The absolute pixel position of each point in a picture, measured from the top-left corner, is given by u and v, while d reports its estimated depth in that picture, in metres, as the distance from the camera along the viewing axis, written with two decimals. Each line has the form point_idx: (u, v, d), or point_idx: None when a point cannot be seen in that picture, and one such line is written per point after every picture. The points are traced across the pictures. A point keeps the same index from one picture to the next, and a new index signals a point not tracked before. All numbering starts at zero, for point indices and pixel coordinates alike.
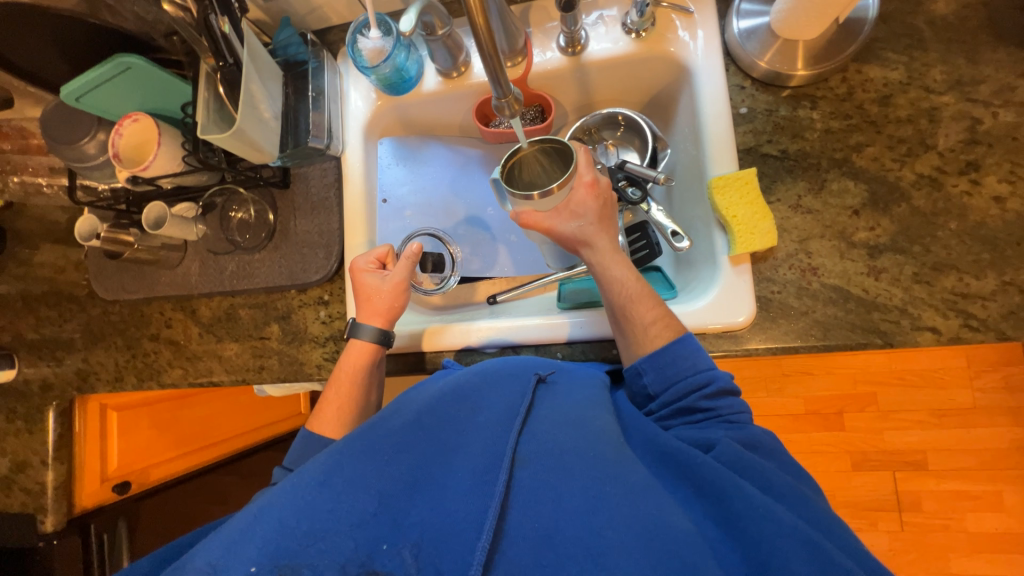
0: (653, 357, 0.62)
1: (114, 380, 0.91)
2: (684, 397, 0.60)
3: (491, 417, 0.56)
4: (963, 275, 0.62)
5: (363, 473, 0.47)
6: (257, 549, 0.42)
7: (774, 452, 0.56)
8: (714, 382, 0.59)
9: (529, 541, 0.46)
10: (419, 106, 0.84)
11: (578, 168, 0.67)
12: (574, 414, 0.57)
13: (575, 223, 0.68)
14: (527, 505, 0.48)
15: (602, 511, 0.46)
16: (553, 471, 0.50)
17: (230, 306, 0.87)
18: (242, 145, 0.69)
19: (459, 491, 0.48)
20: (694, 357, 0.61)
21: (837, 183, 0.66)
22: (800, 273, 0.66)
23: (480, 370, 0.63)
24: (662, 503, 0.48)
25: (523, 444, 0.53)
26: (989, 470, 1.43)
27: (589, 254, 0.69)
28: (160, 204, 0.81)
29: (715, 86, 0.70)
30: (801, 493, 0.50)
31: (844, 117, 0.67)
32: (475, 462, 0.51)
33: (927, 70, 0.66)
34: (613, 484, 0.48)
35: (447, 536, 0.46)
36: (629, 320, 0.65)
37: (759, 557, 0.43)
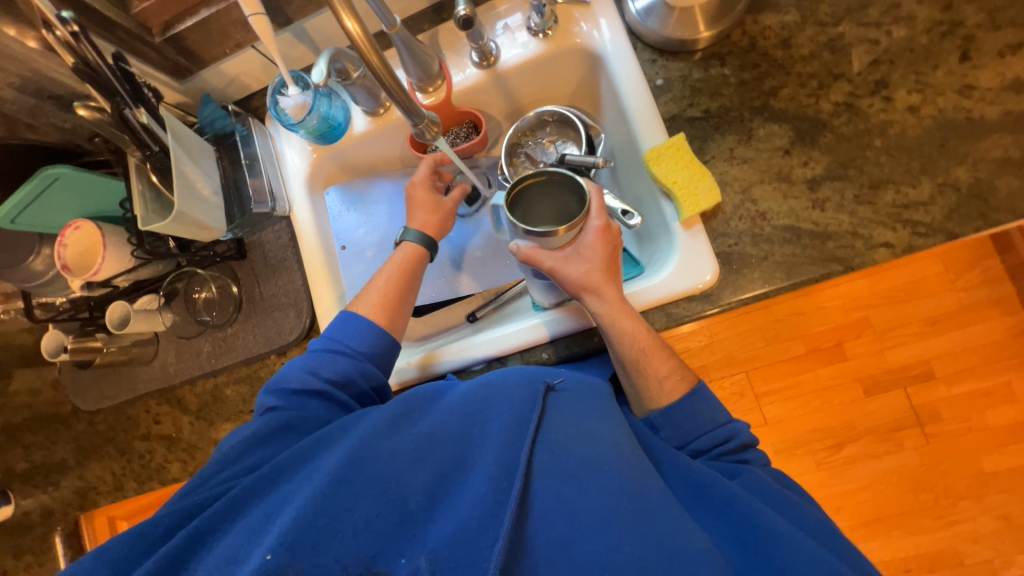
0: (670, 412, 0.63)
1: (115, 490, 0.89)
2: (702, 442, 0.62)
3: (503, 427, 0.53)
4: (900, 187, 0.64)
5: (377, 478, 0.48)
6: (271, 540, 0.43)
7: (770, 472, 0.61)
8: (734, 436, 0.62)
9: (546, 554, 0.47)
10: (355, 149, 0.86)
11: (589, 210, 0.65)
12: (589, 424, 0.56)
13: (581, 268, 0.66)
14: (545, 518, 0.49)
15: (621, 528, 0.48)
16: (568, 484, 0.50)
17: (215, 387, 0.86)
18: (187, 228, 0.69)
19: (472, 504, 0.48)
20: (713, 410, 0.63)
21: (762, 129, 0.68)
22: (751, 221, 0.68)
23: (488, 378, 0.61)
24: (684, 524, 0.51)
25: (539, 455, 0.51)
26: (992, 364, 1.47)
27: (595, 302, 0.66)
28: (122, 303, 0.80)
29: (627, 65, 0.72)
30: (807, 516, 0.56)
31: (754, 67, 0.69)
32: (487, 471, 0.50)
33: (817, 6, 0.69)
34: (632, 501, 0.50)
35: (459, 546, 0.45)
36: (642, 372, 0.65)
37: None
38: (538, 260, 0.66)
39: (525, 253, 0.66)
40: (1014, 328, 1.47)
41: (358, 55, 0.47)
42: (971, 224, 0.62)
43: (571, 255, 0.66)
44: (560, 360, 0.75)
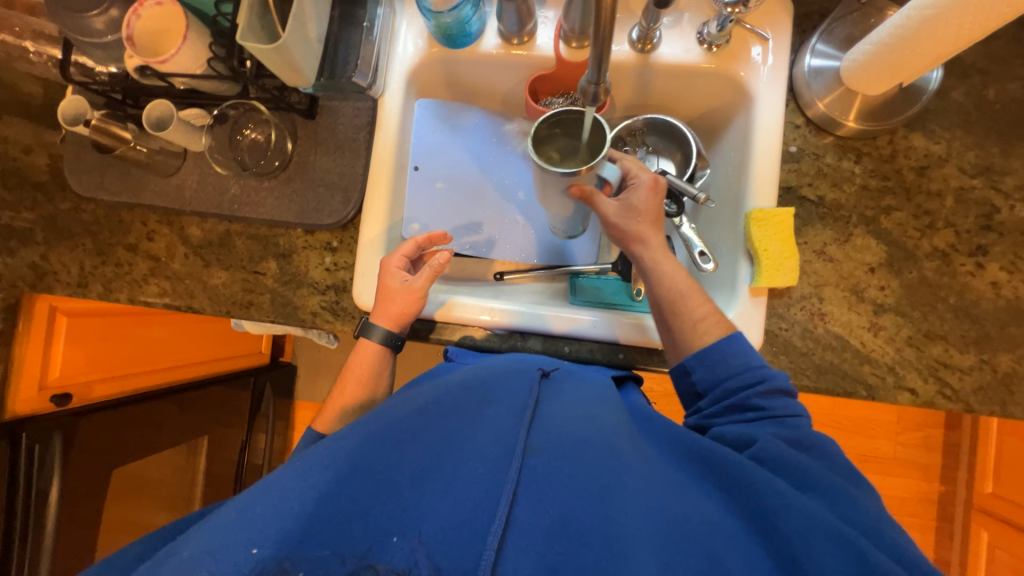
0: (700, 355, 0.62)
1: (75, 284, 0.83)
2: (734, 392, 0.59)
3: (500, 412, 0.54)
4: (949, 347, 0.67)
5: (369, 460, 0.47)
6: (258, 531, 0.41)
7: (822, 452, 0.54)
8: (768, 380, 0.58)
9: (545, 527, 0.44)
10: (470, 65, 0.80)
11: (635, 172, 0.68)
12: (581, 409, 0.55)
13: (629, 219, 0.67)
14: (543, 490, 0.46)
15: (616, 503, 0.46)
16: (565, 460, 0.49)
17: (225, 232, 0.80)
18: (280, 63, 0.63)
19: (470, 478, 0.47)
20: (744, 356, 0.60)
21: (861, 239, 0.69)
22: (809, 315, 0.69)
23: (489, 365, 0.62)
24: (676, 494, 0.48)
25: (533, 434, 0.51)
26: (891, 514, 1.62)
27: (642, 250, 0.67)
28: (166, 103, 0.73)
29: (773, 117, 0.70)
30: (850, 494, 0.49)
31: (882, 178, 0.70)
32: (485, 448, 0.49)
33: (965, 152, 0.69)
34: (625, 477, 0.48)
35: (456, 524, 0.43)
36: (677, 315, 0.65)
37: (791, 554, 0.43)
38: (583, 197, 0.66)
39: (571, 187, 0.65)
40: (921, 493, 1.62)
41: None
42: (989, 405, 0.66)
43: (620, 202, 0.67)
44: (577, 359, 0.74)
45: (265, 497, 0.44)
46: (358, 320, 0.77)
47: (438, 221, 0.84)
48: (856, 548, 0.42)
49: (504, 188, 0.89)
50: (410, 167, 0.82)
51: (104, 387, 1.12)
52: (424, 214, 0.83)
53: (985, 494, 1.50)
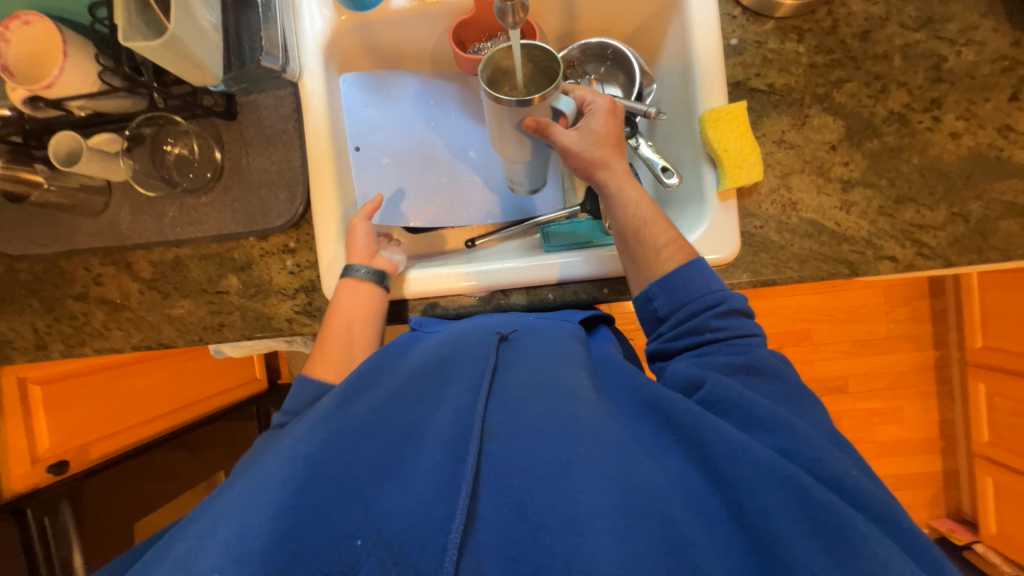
0: (662, 282, 0.58)
1: (34, 348, 0.78)
2: (695, 315, 0.56)
3: (456, 387, 0.50)
4: (920, 208, 0.67)
5: (323, 464, 0.43)
6: (223, 554, 0.38)
7: (774, 375, 0.52)
8: (727, 302, 0.56)
9: (499, 520, 0.41)
10: (387, 27, 0.75)
11: (591, 95, 0.65)
12: (541, 371, 0.52)
13: (590, 144, 0.62)
14: (498, 477, 0.42)
15: (576, 476, 0.42)
16: (524, 436, 0.45)
17: (176, 258, 0.76)
18: (177, 60, 0.58)
19: (426, 474, 0.42)
20: (706, 279, 0.58)
21: (817, 119, 0.68)
22: (781, 208, 0.69)
23: (445, 338, 0.58)
24: (636, 452, 0.44)
25: (492, 413, 0.47)
26: (895, 389, 1.69)
27: (605, 176, 0.63)
28: (72, 135, 0.68)
29: (708, 12, 0.67)
30: (790, 422, 0.46)
31: (827, 52, 0.68)
32: (441, 437, 0.45)
33: (903, 7, 0.67)
34: (586, 445, 0.43)
35: (411, 528, 0.40)
36: (642, 241, 0.61)
37: (737, 502, 0.40)
38: (542, 131, 0.59)
39: (525, 120, 0.58)
40: (919, 363, 1.68)
41: None
42: (967, 255, 0.67)
43: (579, 131, 0.62)
44: (565, 305, 0.72)
45: (224, 518, 0.41)
46: None
47: (393, 197, 0.81)
48: (802, 488, 0.40)
49: (451, 149, 0.85)
50: (352, 149, 0.78)
51: (104, 445, 1.08)
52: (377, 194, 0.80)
53: (977, 349, 1.57)
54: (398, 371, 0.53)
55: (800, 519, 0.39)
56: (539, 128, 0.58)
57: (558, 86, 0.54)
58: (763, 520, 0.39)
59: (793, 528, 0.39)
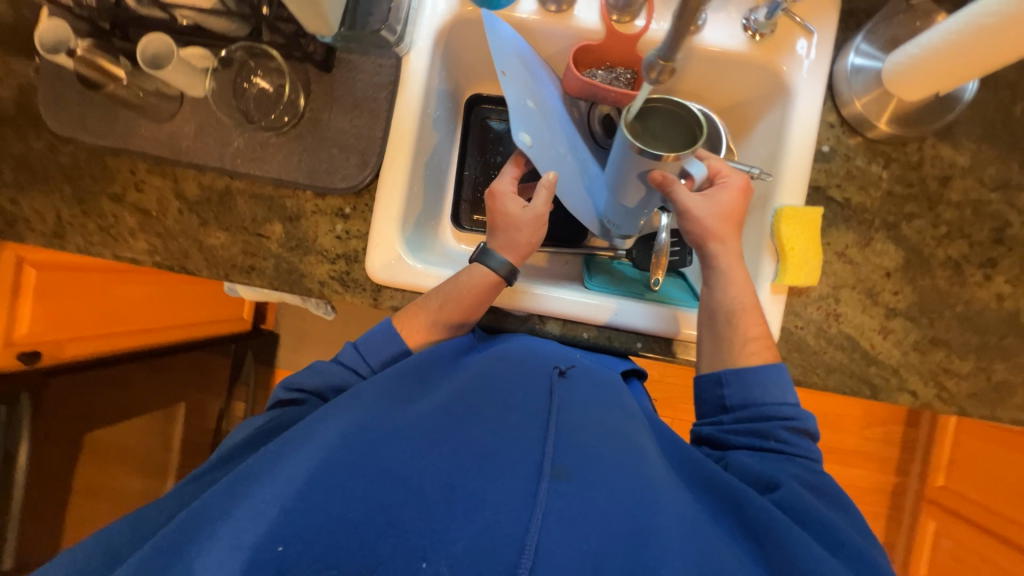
0: (740, 372, 0.58)
1: (51, 234, 0.75)
2: (766, 419, 0.56)
3: (523, 416, 0.50)
4: (951, 353, 0.70)
5: (398, 468, 0.44)
6: (292, 530, 0.40)
7: (840, 502, 0.51)
8: (800, 419, 0.56)
9: (569, 567, 0.39)
10: (503, 30, 0.75)
11: (725, 169, 0.66)
12: (607, 420, 0.52)
13: (713, 215, 0.63)
14: (569, 523, 0.41)
15: (648, 543, 0.41)
16: (594, 485, 0.45)
17: (226, 189, 0.74)
18: (303, 3, 0.57)
19: (500, 502, 0.42)
20: (785, 389, 0.57)
21: (880, 243, 0.70)
22: (824, 315, 0.71)
23: (511, 360, 0.58)
24: (706, 534, 0.44)
25: (562, 452, 0.47)
26: None
27: (717, 249, 0.63)
28: (166, 40, 0.65)
29: (810, 114, 0.69)
30: (870, 554, 0.45)
31: (907, 185, 0.70)
32: (513, 466, 0.45)
33: (986, 165, 0.70)
34: (660, 516, 0.43)
35: (481, 554, 0.39)
36: (730, 326, 0.61)
37: None
38: (665, 189, 0.61)
39: (653, 173, 0.59)
40: (877, 484, 1.74)
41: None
42: (981, 409, 0.70)
43: (704, 196, 0.64)
44: (595, 347, 0.73)
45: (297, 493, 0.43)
46: (369, 293, 0.73)
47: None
48: None
49: None
50: (429, 114, 0.75)
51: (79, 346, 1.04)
52: None
53: (935, 487, 1.62)
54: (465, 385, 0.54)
55: None
56: (663, 184, 0.60)
57: (698, 148, 0.54)
58: None
59: None
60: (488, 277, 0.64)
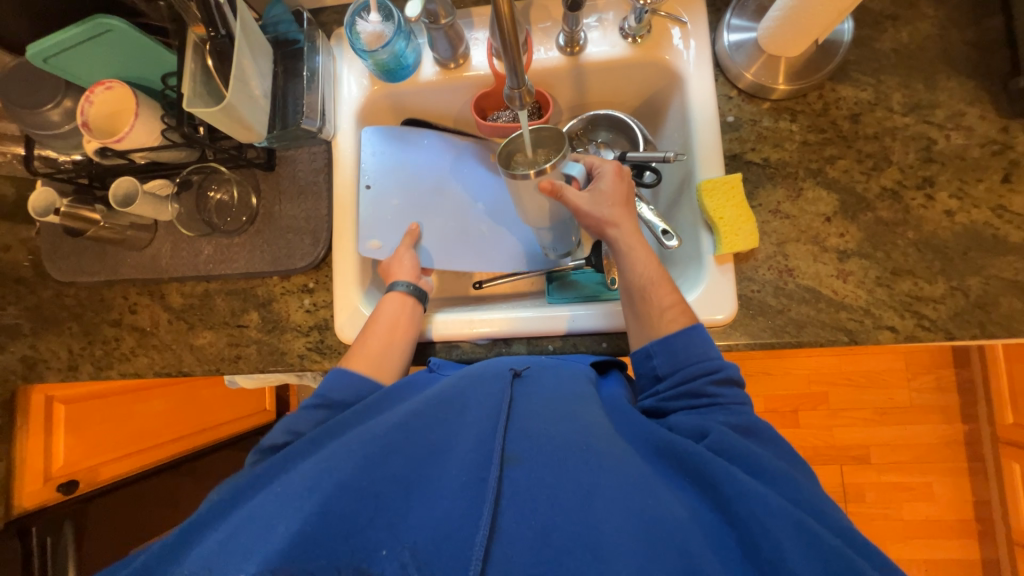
0: (664, 341, 0.61)
1: (66, 368, 0.84)
2: (693, 377, 0.59)
3: (478, 417, 0.54)
4: (918, 280, 0.68)
5: (356, 477, 0.46)
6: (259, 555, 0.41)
7: (769, 440, 0.55)
8: (723, 369, 0.59)
9: (521, 539, 0.44)
10: (415, 95, 0.83)
11: (601, 159, 0.71)
12: (560, 405, 0.56)
13: (600, 205, 0.68)
14: (522, 502, 0.46)
15: (596, 506, 0.45)
16: (544, 465, 0.49)
17: (205, 292, 0.82)
18: (230, 122, 0.66)
19: (452, 491, 0.47)
20: (705, 346, 0.60)
21: (812, 192, 0.71)
22: (778, 273, 0.71)
23: (465, 373, 0.62)
24: (652, 486, 0.48)
25: (512, 441, 0.51)
26: (922, 463, 1.59)
27: (616, 234, 0.68)
28: (130, 179, 0.75)
29: (705, 93, 0.73)
30: (796, 480, 0.49)
31: (820, 131, 0.72)
32: (467, 459, 0.49)
33: (891, 93, 0.72)
34: (606, 476, 0.47)
35: (439, 541, 0.44)
36: (647, 300, 0.65)
37: (752, 541, 0.43)
38: (557, 194, 0.65)
39: (542, 183, 0.65)
40: (948, 436, 1.60)
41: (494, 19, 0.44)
42: (969, 329, 0.67)
43: (590, 191, 0.68)
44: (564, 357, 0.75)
45: (261, 521, 0.44)
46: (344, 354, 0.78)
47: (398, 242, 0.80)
48: (813, 530, 0.42)
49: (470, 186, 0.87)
50: (362, 186, 0.80)
51: (110, 468, 1.12)
52: (386, 239, 0.80)
53: (1009, 425, 1.48)
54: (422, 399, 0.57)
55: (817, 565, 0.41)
56: (554, 192, 0.65)
57: (565, 151, 0.65)
58: (778, 558, 0.41)
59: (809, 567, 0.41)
60: (402, 300, 0.72)
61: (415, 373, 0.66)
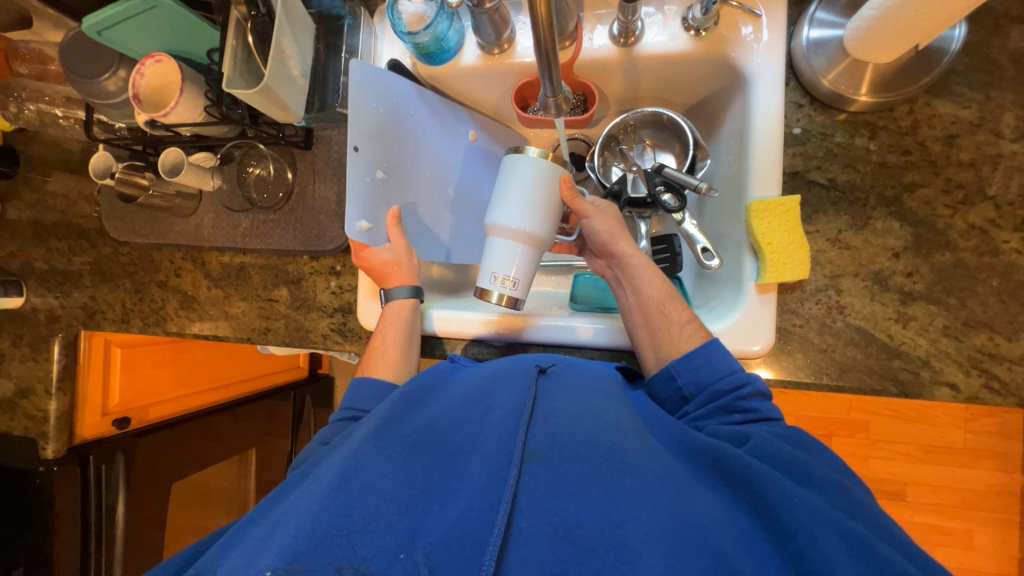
0: (685, 360, 0.59)
1: (120, 321, 0.91)
2: (721, 395, 0.56)
3: (501, 416, 0.51)
4: (995, 334, 0.60)
5: (376, 478, 0.44)
6: (277, 552, 0.38)
7: (814, 448, 0.52)
8: (750, 383, 0.56)
9: (539, 539, 0.41)
10: (455, 80, 0.79)
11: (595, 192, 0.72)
12: (584, 404, 0.53)
13: (608, 220, 0.67)
14: (544, 501, 0.44)
15: (621, 505, 0.43)
16: (565, 462, 0.46)
17: (241, 265, 0.85)
18: (268, 103, 0.66)
19: (473, 486, 0.45)
20: (729, 358, 0.58)
21: (881, 223, 0.63)
22: (826, 309, 0.64)
23: (490, 372, 0.59)
24: (687, 490, 0.45)
25: (534, 438, 0.49)
26: (966, 509, 1.47)
27: (624, 247, 0.66)
28: (178, 151, 0.77)
29: (772, 100, 0.65)
30: (842, 487, 0.47)
31: (903, 152, 0.63)
32: (489, 458, 0.47)
33: (1001, 113, 0.61)
34: (631, 476, 0.45)
35: (459, 536, 0.41)
36: (663, 317, 0.62)
37: (795, 549, 0.40)
38: (569, 201, 0.64)
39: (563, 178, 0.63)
40: (1002, 486, 1.45)
41: (532, 16, 0.41)
42: None
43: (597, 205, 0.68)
44: None
45: (283, 525, 0.41)
46: (364, 340, 0.79)
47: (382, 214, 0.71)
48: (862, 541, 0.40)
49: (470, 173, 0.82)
50: (349, 148, 0.65)
51: (159, 409, 1.22)
52: (370, 209, 0.69)
53: None
54: (444, 399, 0.56)
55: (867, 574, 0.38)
56: (569, 193, 0.63)
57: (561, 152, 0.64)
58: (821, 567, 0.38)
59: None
60: (405, 303, 0.71)
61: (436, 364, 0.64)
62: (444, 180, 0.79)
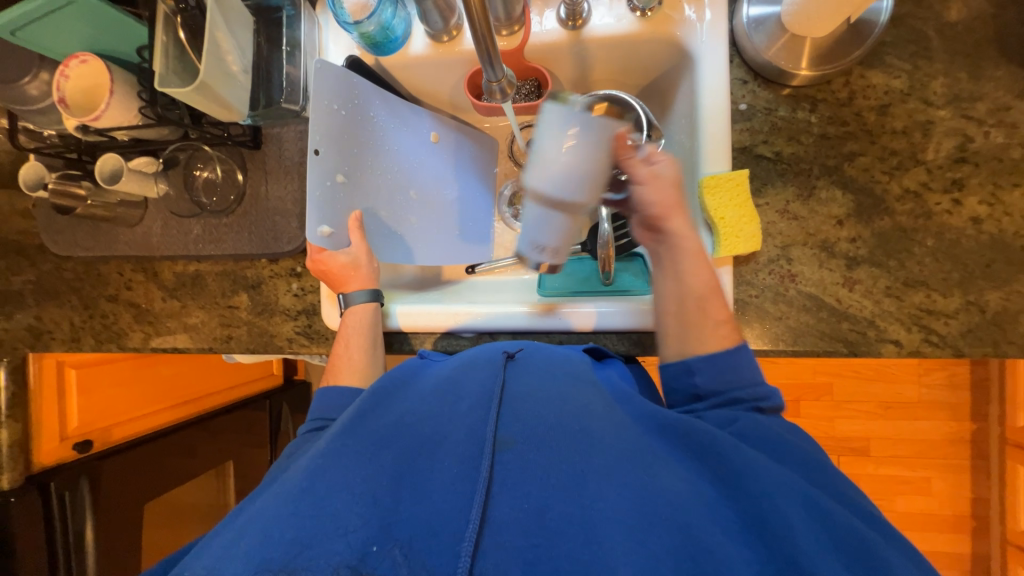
0: (711, 358, 0.57)
1: (69, 340, 0.87)
2: (738, 402, 0.55)
3: (470, 405, 0.52)
4: (931, 292, 0.63)
5: (346, 478, 0.44)
6: (245, 558, 0.38)
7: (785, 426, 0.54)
8: (772, 399, 0.56)
9: (512, 524, 0.42)
10: (405, 70, 0.78)
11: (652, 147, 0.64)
12: (552, 387, 0.54)
13: (659, 194, 0.61)
14: (515, 487, 0.44)
15: (590, 485, 0.44)
16: (535, 447, 0.47)
17: (196, 272, 0.82)
18: (207, 102, 0.63)
19: (445, 479, 0.45)
20: (753, 370, 0.57)
21: (825, 191, 0.66)
22: (779, 279, 0.66)
23: (460, 364, 0.60)
24: (652, 463, 0.46)
25: (504, 426, 0.49)
26: (922, 458, 1.57)
27: (671, 225, 0.61)
28: (115, 157, 0.74)
29: (717, 77, 0.66)
30: (798, 455, 0.49)
31: (842, 123, 0.66)
32: (458, 448, 0.47)
33: (929, 81, 0.64)
34: (599, 455, 0.46)
35: (433, 530, 0.42)
36: (699, 311, 0.60)
37: (755, 513, 0.42)
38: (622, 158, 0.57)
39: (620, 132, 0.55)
40: (953, 434, 1.56)
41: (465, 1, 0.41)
42: (981, 347, 0.62)
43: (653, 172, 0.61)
44: None
45: (251, 530, 0.40)
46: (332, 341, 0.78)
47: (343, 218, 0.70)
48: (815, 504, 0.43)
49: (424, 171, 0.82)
50: (310, 151, 0.64)
51: (123, 429, 1.17)
52: (332, 213, 0.68)
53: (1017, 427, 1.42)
54: (414, 394, 0.56)
55: (821, 534, 0.40)
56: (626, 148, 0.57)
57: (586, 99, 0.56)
58: (778, 527, 0.40)
59: (818, 543, 0.40)
60: (367, 306, 0.70)
61: (407, 360, 0.63)
62: (403, 180, 0.79)
